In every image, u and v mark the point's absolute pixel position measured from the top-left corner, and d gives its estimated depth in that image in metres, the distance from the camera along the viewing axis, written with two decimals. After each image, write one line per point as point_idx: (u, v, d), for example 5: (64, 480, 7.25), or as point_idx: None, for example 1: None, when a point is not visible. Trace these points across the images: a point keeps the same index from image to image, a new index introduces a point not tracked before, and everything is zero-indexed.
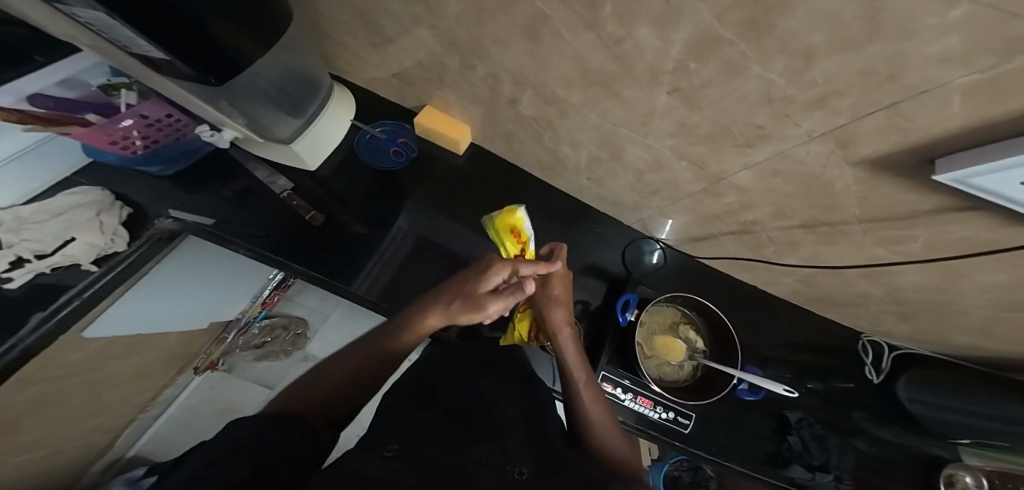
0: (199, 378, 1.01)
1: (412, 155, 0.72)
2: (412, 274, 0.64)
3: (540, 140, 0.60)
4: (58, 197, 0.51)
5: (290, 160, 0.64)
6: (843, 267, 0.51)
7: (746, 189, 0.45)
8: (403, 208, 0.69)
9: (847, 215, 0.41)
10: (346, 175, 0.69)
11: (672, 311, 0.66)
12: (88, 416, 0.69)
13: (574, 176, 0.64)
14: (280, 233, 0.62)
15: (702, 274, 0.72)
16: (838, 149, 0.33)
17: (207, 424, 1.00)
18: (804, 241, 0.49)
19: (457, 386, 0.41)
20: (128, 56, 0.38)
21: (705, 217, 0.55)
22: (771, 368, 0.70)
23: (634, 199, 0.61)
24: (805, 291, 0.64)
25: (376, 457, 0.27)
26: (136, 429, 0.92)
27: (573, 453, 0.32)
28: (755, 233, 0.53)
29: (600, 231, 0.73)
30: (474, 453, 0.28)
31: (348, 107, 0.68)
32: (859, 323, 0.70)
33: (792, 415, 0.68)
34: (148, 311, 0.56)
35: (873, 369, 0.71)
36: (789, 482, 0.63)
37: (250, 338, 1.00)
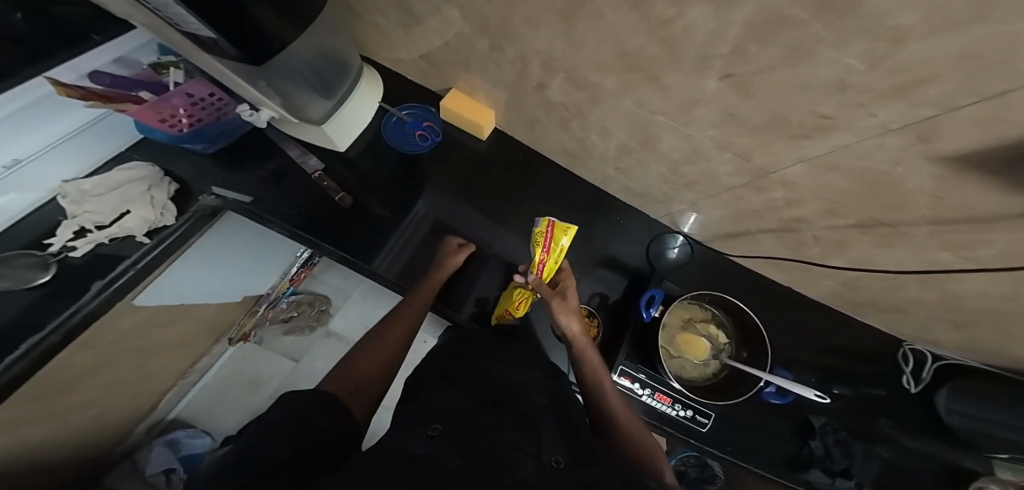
0: (232, 349, 1.07)
1: (436, 139, 0.72)
2: (432, 257, 0.66)
3: (567, 127, 0.58)
4: (114, 171, 0.52)
5: (320, 141, 0.65)
6: (900, 271, 0.48)
7: (795, 184, 0.43)
8: (426, 192, 0.70)
9: (913, 215, 0.38)
10: (372, 158, 0.70)
11: (698, 308, 0.65)
12: (136, 379, 0.75)
13: (601, 165, 0.62)
14: (314, 214, 0.64)
15: (728, 271, 0.70)
16: (918, 142, 0.30)
17: (239, 392, 1.07)
18: (856, 241, 0.47)
19: (485, 373, 0.42)
20: (177, 34, 0.38)
21: (742, 212, 0.53)
22: (797, 371, 0.68)
23: (665, 191, 0.59)
24: (848, 294, 0.61)
25: (420, 434, 0.28)
26: (177, 393, 0.99)
27: (603, 448, 0.32)
28: (799, 232, 0.50)
29: (626, 224, 0.72)
30: (508, 440, 0.28)
31: (376, 89, 0.67)
32: (901, 330, 0.67)
33: (816, 420, 0.66)
34: (179, 282, 0.61)
35: (911, 378, 0.68)
36: (806, 485, 0.63)
37: (279, 312, 1.04)
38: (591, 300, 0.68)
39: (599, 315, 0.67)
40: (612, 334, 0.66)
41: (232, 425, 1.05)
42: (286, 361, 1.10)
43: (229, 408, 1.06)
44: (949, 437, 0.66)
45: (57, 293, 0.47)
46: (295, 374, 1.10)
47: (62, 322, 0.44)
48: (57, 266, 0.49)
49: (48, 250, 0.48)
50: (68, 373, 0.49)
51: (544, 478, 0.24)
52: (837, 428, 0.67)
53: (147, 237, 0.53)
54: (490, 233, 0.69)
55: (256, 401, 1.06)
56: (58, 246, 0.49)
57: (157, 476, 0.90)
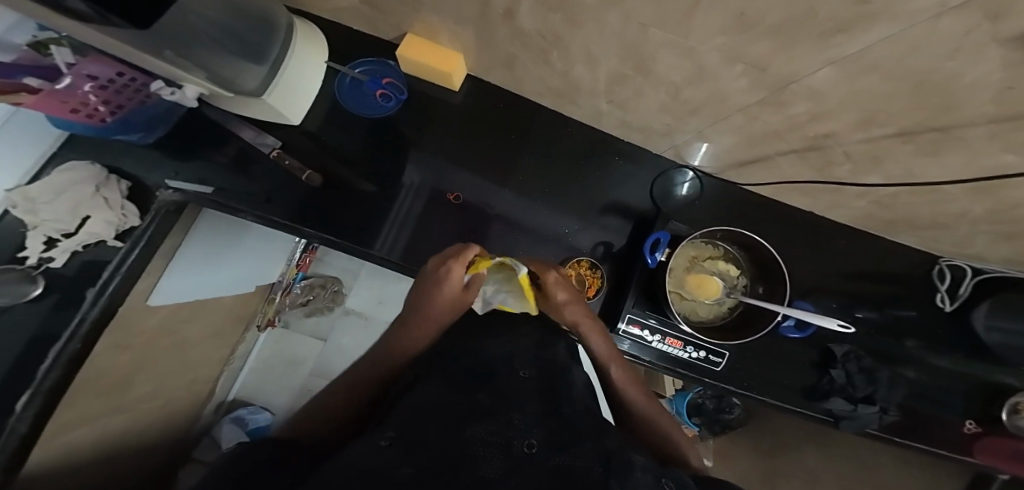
0: (265, 334, 1.13)
1: (402, 97, 0.65)
2: (431, 230, 0.63)
3: (548, 60, 0.50)
4: (54, 173, 0.47)
5: (270, 115, 0.59)
6: (944, 184, 0.41)
7: (821, 94, 0.34)
8: (411, 159, 0.65)
9: (969, 116, 0.30)
10: (338, 127, 0.64)
11: (709, 246, 0.60)
12: (186, 368, 0.80)
13: (591, 99, 0.54)
14: (292, 197, 0.60)
15: (746, 203, 0.63)
16: (985, 23, 0.20)
17: (281, 374, 1.13)
18: (893, 154, 0.39)
19: (466, 349, 0.40)
20: (38, 7, 0.30)
21: (757, 136, 0.46)
22: (824, 303, 0.64)
23: (667, 122, 0.51)
24: (879, 214, 0.55)
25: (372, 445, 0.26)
26: (228, 379, 1.06)
27: (588, 424, 0.33)
28: (826, 150, 0.43)
29: (626, 165, 0.65)
30: (475, 431, 0.27)
31: (320, 48, 0.60)
32: (940, 247, 0.61)
33: (838, 349, 0.64)
34: (189, 282, 0.63)
35: (947, 296, 0.63)
36: (826, 413, 0.63)
37: (295, 297, 1.09)
38: (594, 251, 0.65)
39: (604, 266, 0.64)
40: (619, 283, 0.63)
41: (285, 400, 1.11)
42: (315, 342, 1.14)
43: (276, 387, 1.12)
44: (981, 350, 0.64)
45: (65, 302, 0.47)
46: (325, 354, 1.13)
47: (75, 329, 0.44)
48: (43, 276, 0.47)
49: (26, 263, 0.46)
50: (109, 375, 0.53)
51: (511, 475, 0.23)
52: (862, 355, 0.64)
53: (119, 241, 0.50)
54: (483, 195, 0.65)
55: (296, 381, 1.12)
56: (34, 258, 0.47)
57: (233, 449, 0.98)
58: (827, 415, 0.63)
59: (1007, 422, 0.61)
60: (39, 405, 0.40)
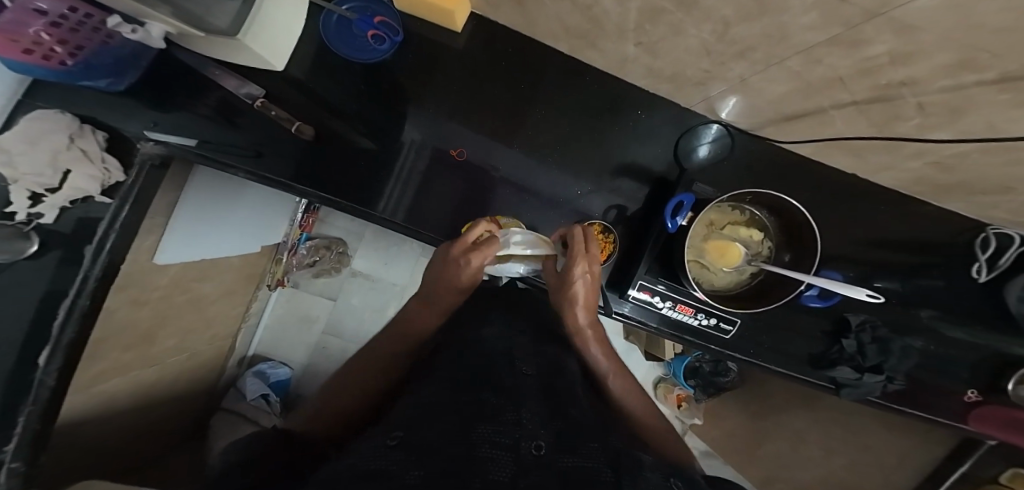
0: (277, 294, 1.13)
1: (398, 39, 0.58)
2: (436, 191, 0.60)
3: None
4: (20, 123, 0.39)
5: (250, 61, 0.53)
6: None
7: (918, 28, 0.23)
8: (408, 117, 0.59)
9: None
10: (328, 76, 0.58)
11: (736, 211, 0.56)
12: (204, 325, 0.81)
13: (617, 42, 0.45)
14: (280, 154, 0.56)
15: (775, 163, 0.58)
16: None
17: (295, 332, 1.15)
18: (982, 116, 0.30)
19: None
20: None
21: (812, 84, 0.36)
22: (848, 271, 0.61)
23: (706, 68, 0.42)
24: (927, 181, 0.49)
25: (380, 446, 0.27)
26: (247, 335, 1.08)
27: (593, 423, 0.36)
28: (895, 100, 0.32)
29: (647, 119, 0.59)
30: (483, 432, 0.28)
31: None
32: (987, 215, 0.56)
33: (854, 319, 0.63)
34: (187, 239, 0.63)
35: (985, 267, 0.60)
36: (829, 381, 0.63)
37: (302, 258, 1.08)
38: (607, 215, 0.61)
39: (618, 230, 0.61)
40: (633, 248, 0.61)
41: (302, 356, 1.14)
42: (325, 301, 1.14)
43: (292, 343, 1.14)
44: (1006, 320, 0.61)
45: (74, 257, 0.44)
46: (337, 313, 1.14)
47: (80, 287, 0.43)
48: (36, 233, 0.42)
49: (16, 218, 0.40)
50: (121, 331, 0.54)
51: (524, 472, 0.25)
52: (878, 325, 0.63)
53: (107, 197, 0.45)
54: (489, 153, 0.60)
55: (310, 339, 1.14)
56: (23, 214, 0.40)
57: (258, 400, 1.03)
58: (828, 382, 0.64)
59: (1009, 391, 0.62)
60: (60, 359, 0.42)
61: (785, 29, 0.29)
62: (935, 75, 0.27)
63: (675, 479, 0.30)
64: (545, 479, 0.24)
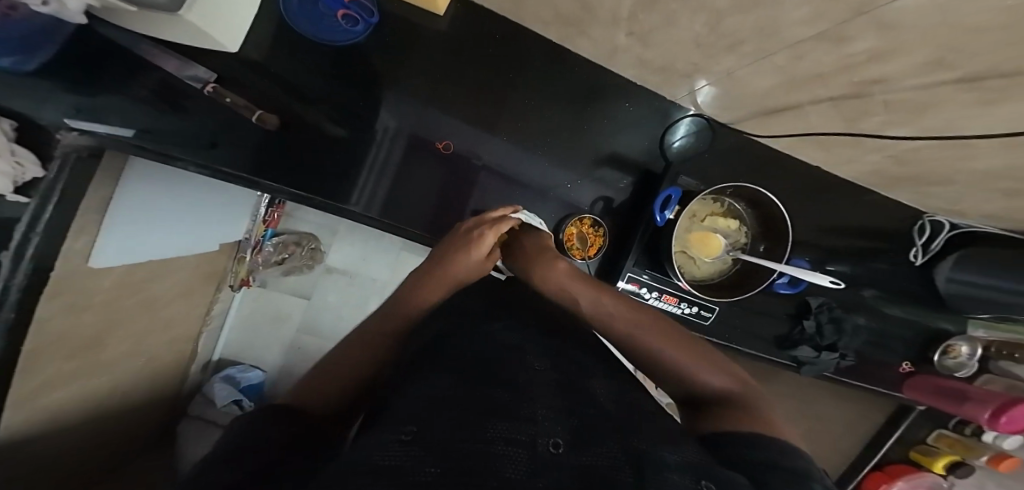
0: (240, 294, 1.05)
1: (371, 20, 0.54)
2: (415, 181, 0.58)
3: None
4: None
5: (198, 42, 0.46)
6: (974, 153, 0.37)
7: (902, 25, 0.24)
8: (385, 101, 0.56)
9: None
10: (296, 56, 0.54)
11: (716, 202, 0.59)
12: (161, 332, 0.74)
13: (607, 29, 0.45)
14: (240, 142, 0.52)
15: (752, 157, 0.62)
16: None
17: (267, 333, 1.07)
18: (939, 108, 0.32)
19: (474, 337, 0.41)
20: None
21: (798, 77, 0.37)
22: (813, 256, 0.67)
23: (694, 60, 0.43)
24: (882, 174, 0.54)
25: (388, 441, 0.23)
26: (210, 339, 1.00)
27: (621, 414, 0.33)
28: (866, 97, 0.35)
29: (632, 109, 0.60)
30: (498, 430, 0.25)
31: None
32: (926, 204, 0.63)
33: (814, 301, 0.68)
34: (126, 238, 0.54)
35: (921, 251, 0.67)
36: (793, 359, 0.69)
37: (268, 255, 1.01)
38: (595, 206, 0.62)
39: (606, 221, 0.62)
40: (620, 240, 0.62)
41: (274, 357, 1.07)
42: (297, 300, 1.07)
43: (262, 345, 1.07)
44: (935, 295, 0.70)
45: None
46: (310, 315, 1.07)
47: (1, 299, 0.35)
48: None
49: None
50: (69, 340, 0.48)
51: (544, 468, 0.22)
52: (834, 306, 0.69)
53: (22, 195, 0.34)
54: (474, 143, 0.59)
55: (282, 340, 1.07)
56: None
57: (229, 405, 0.96)
58: (792, 361, 0.69)
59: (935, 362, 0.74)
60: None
61: (776, 24, 0.30)
62: (905, 73, 0.29)
63: (707, 480, 0.24)
64: (564, 477, 0.21)
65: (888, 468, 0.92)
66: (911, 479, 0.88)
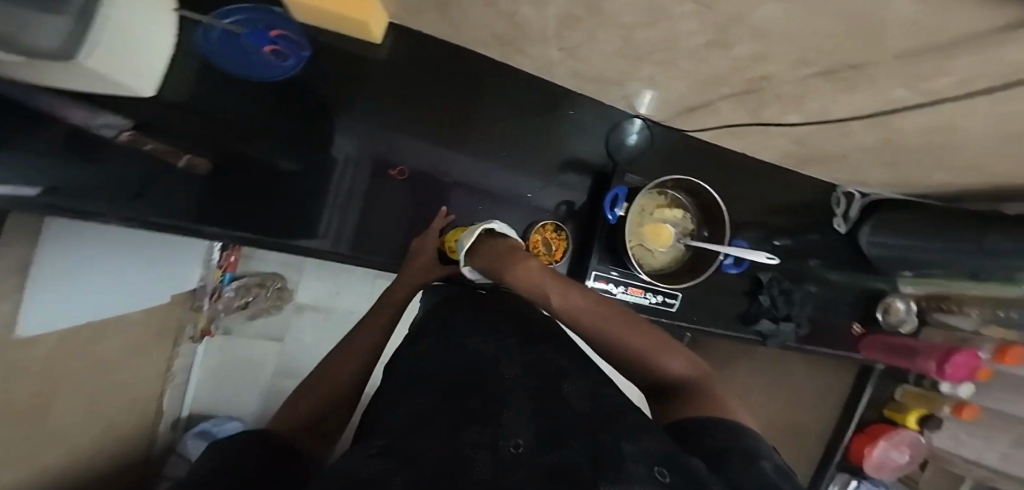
0: (203, 345, 0.99)
1: (304, 53, 0.55)
2: (382, 205, 0.61)
3: (486, 2, 0.40)
4: None
5: (101, 87, 0.39)
6: (854, 131, 0.44)
7: (766, 32, 0.29)
8: (339, 128, 0.58)
9: (882, 53, 0.27)
10: (245, 94, 0.54)
11: (660, 195, 0.64)
12: (112, 397, 0.69)
13: (540, 46, 0.49)
14: (168, 190, 0.50)
15: (688, 150, 0.68)
16: None
17: (240, 380, 1.03)
18: (816, 95, 0.38)
19: (450, 348, 0.42)
20: None
21: (706, 77, 0.42)
22: (756, 234, 0.74)
23: (620, 68, 0.48)
24: (798, 155, 0.60)
25: (358, 457, 0.25)
26: (176, 395, 0.94)
27: (586, 406, 0.33)
28: (762, 91, 0.41)
29: (577, 116, 0.65)
30: (462, 439, 0.26)
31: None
32: (839, 179, 0.71)
33: (764, 276, 0.74)
34: (55, 300, 0.48)
35: (843, 220, 0.77)
36: (756, 334, 0.75)
37: (228, 302, 0.96)
38: (559, 210, 0.66)
39: (569, 223, 0.67)
40: (584, 239, 0.66)
41: (251, 405, 1.03)
42: (269, 343, 1.04)
43: (236, 392, 1.03)
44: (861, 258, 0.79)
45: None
46: (285, 355, 1.05)
47: None
48: None
49: None
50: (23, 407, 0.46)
51: (502, 469, 0.22)
52: (782, 279, 0.76)
53: None
54: (432, 160, 0.62)
55: (258, 385, 1.03)
56: None
57: None
58: (756, 335, 0.76)
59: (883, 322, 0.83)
60: None
61: (674, 35, 0.35)
62: (783, 70, 0.35)
63: (662, 467, 0.24)
64: (521, 472, 0.22)
65: (869, 428, 0.96)
66: (892, 436, 0.92)
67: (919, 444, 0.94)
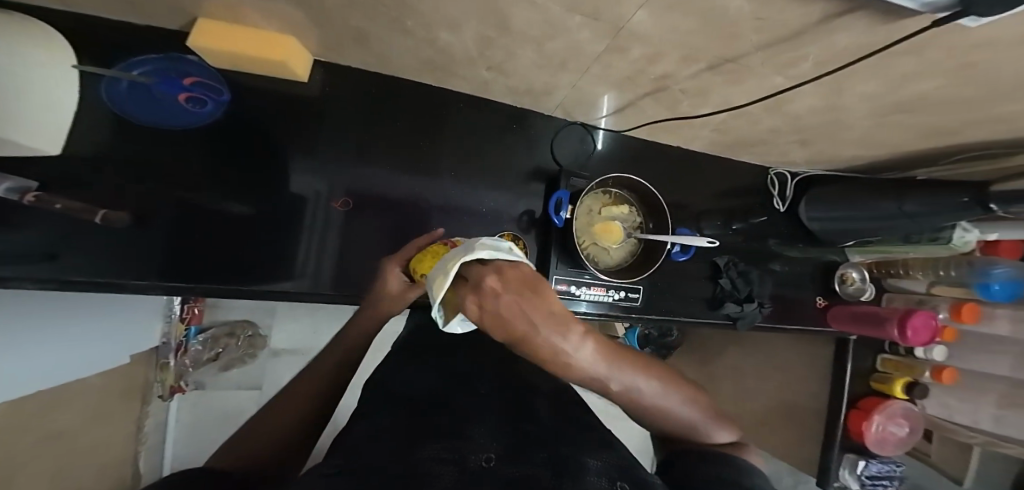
0: (176, 401, 0.95)
1: (223, 97, 0.56)
2: (360, 237, 0.63)
3: (405, 29, 0.43)
4: None
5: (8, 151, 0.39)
6: (759, 116, 0.49)
7: (649, 35, 0.33)
8: (293, 168, 0.59)
9: (745, 45, 0.32)
10: (196, 144, 0.54)
11: (603, 194, 0.68)
12: (94, 455, 0.66)
13: (471, 67, 0.53)
14: (95, 251, 0.49)
15: (623, 151, 0.75)
16: None
17: (221, 435, 0.98)
18: (713, 86, 0.42)
19: (426, 372, 0.48)
20: None
21: (619, 79, 0.46)
22: (705, 219, 0.78)
23: (546, 79, 0.52)
24: (721, 142, 0.65)
25: (316, 476, 0.32)
26: (151, 458, 0.88)
27: (551, 423, 0.38)
28: (669, 89, 0.46)
29: (521, 128, 0.70)
30: (430, 452, 0.32)
31: (55, 45, 0.37)
32: (768, 161, 0.78)
33: (721, 261, 0.78)
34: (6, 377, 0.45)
35: (780, 199, 0.82)
36: (725, 317, 0.78)
37: (197, 354, 0.96)
38: (521, 220, 0.70)
39: (533, 232, 0.70)
40: (545, 249, 0.69)
41: None
42: (246, 392, 1.02)
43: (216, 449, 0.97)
44: (805, 232, 0.85)
45: None
46: (264, 401, 1.03)
47: None
48: None
49: None
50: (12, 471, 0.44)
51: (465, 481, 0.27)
52: (738, 261, 0.80)
53: None
54: (380, 184, 0.64)
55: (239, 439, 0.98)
56: None
57: None
58: (727, 319, 0.79)
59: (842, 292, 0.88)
60: None
61: (579, 44, 0.39)
62: (679, 68, 0.39)
63: (623, 481, 0.29)
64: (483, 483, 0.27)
65: (862, 403, 0.91)
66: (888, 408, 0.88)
67: (912, 414, 0.91)
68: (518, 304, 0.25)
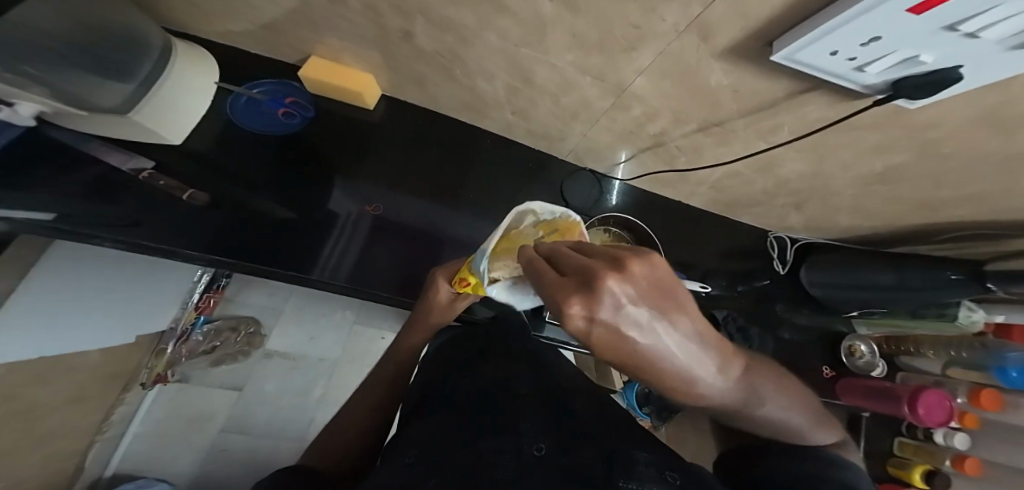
0: (154, 392, 0.96)
1: (309, 114, 0.66)
2: (384, 255, 0.62)
3: (451, 76, 0.51)
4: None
5: (132, 134, 0.55)
6: (751, 174, 0.53)
7: (647, 97, 0.40)
8: (336, 186, 0.65)
9: (729, 111, 0.38)
10: (253, 148, 0.63)
11: (603, 230, 0.71)
12: (38, 443, 0.64)
13: (498, 111, 0.60)
14: (167, 222, 0.53)
15: (631, 199, 0.79)
16: (703, 39, 0.27)
17: (186, 438, 0.97)
18: (704, 146, 0.47)
19: (466, 378, 0.47)
20: None
21: (621, 133, 0.52)
22: (706, 274, 0.79)
23: (560, 128, 0.59)
24: (719, 201, 0.69)
25: (397, 465, 0.34)
26: (103, 452, 0.87)
27: (597, 422, 0.35)
28: (666, 145, 0.51)
29: (536, 170, 0.75)
30: (483, 444, 0.32)
31: (207, 63, 0.58)
32: (769, 224, 0.81)
33: (719, 314, 0.77)
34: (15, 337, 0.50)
35: (780, 262, 0.84)
36: None
37: (194, 345, 0.97)
38: None
39: None
40: None
41: (189, 466, 0.95)
42: (227, 393, 1.01)
43: (172, 453, 0.95)
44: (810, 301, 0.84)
45: None
46: (241, 404, 1.01)
47: None
48: None
49: None
50: None
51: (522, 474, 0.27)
52: (738, 316, 0.79)
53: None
54: (396, 206, 0.67)
55: (202, 444, 0.97)
56: None
57: None
58: None
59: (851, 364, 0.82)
60: None
61: (588, 102, 0.45)
62: (674, 128, 0.45)
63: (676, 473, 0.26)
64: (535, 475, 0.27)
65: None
66: None
67: None
68: (654, 325, 0.17)
